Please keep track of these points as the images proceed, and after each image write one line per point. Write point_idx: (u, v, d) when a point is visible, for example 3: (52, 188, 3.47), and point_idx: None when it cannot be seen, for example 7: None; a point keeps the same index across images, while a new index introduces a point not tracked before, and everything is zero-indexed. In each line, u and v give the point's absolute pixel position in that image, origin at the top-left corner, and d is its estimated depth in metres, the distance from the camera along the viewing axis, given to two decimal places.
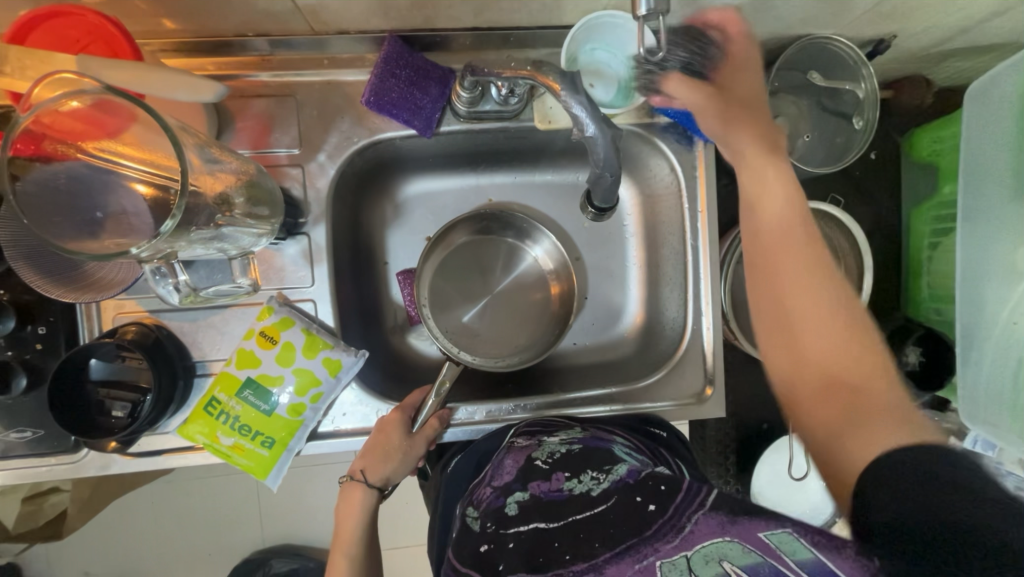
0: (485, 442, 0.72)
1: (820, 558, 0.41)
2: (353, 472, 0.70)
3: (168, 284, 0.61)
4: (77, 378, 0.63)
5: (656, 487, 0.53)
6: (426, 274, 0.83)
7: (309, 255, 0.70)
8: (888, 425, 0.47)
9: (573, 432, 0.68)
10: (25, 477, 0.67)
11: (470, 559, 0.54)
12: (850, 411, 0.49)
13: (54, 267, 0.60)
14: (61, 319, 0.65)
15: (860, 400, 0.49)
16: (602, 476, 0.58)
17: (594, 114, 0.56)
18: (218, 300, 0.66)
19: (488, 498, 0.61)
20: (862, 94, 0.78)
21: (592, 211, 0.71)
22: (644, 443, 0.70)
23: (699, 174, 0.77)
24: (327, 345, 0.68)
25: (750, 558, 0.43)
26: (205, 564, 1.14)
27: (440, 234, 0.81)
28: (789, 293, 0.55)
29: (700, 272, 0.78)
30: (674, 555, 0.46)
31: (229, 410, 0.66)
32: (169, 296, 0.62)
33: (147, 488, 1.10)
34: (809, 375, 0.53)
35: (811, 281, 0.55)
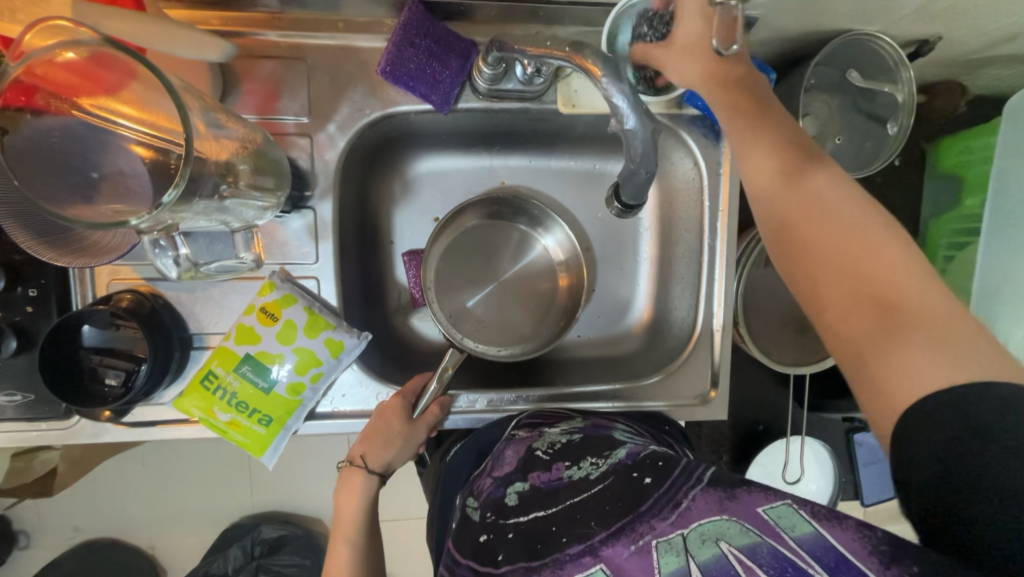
0: (488, 432, 0.71)
1: (819, 531, 0.42)
2: (353, 457, 0.68)
3: (168, 258, 0.53)
4: (71, 345, 0.61)
5: (654, 464, 0.53)
6: (433, 256, 0.80)
7: (314, 231, 0.67)
8: (946, 350, 0.39)
9: (575, 422, 0.68)
10: (13, 441, 0.65)
11: (469, 550, 0.53)
12: (900, 335, 0.40)
13: (47, 226, 0.57)
14: (53, 282, 0.63)
15: (914, 321, 0.40)
16: (600, 461, 0.57)
17: (635, 106, 0.52)
18: (220, 276, 0.61)
19: (488, 488, 0.60)
20: (900, 97, 0.74)
21: (618, 207, 0.67)
22: (648, 429, 0.70)
23: (724, 173, 0.74)
24: (329, 326, 0.66)
25: (748, 537, 0.43)
26: (194, 530, 1.14)
27: (451, 215, 0.78)
28: (819, 214, 0.46)
29: (715, 271, 0.76)
30: (670, 533, 0.46)
31: (226, 385, 0.64)
32: (166, 271, 0.55)
33: (138, 452, 1.09)
34: (854, 297, 0.43)
35: (842, 199, 0.46)
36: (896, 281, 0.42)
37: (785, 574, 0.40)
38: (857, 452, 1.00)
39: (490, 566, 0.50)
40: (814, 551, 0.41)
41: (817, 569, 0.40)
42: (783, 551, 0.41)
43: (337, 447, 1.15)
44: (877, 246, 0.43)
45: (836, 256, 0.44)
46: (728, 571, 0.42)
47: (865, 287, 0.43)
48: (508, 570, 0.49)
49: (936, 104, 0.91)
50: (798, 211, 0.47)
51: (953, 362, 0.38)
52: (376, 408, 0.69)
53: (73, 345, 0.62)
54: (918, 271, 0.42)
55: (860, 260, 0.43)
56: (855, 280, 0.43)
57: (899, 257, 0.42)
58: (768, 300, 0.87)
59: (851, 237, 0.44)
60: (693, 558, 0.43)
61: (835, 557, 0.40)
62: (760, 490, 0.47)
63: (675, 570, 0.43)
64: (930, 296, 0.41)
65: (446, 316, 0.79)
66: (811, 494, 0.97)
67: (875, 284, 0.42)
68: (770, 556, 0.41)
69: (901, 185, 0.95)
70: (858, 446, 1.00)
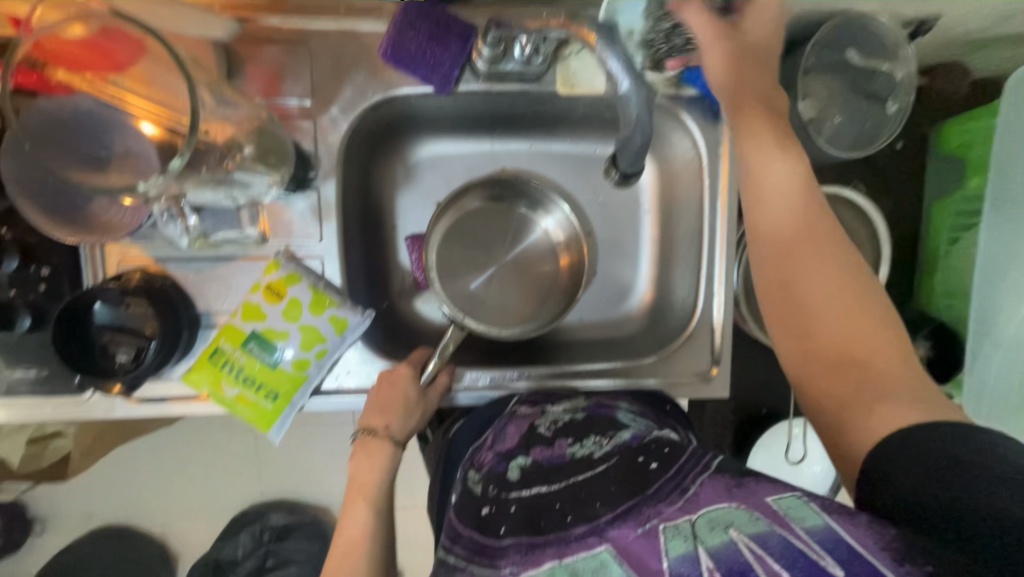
0: (495, 404, 0.72)
1: (829, 523, 0.41)
2: (376, 429, 0.66)
3: (178, 225, 0.63)
4: (85, 321, 0.64)
5: (661, 450, 0.53)
6: (436, 241, 0.81)
7: (318, 211, 0.69)
8: (908, 402, 0.45)
9: (579, 400, 0.69)
10: (29, 417, 0.67)
11: (471, 520, 0.52)
12: (863, 388, 0.47)
13: (63, 202, 0.59)
14: (67, 262, 0.65)
15: (876, 376, 0.47)
16: (603, 439, 0.58)
17: (628, 70, 0.57)
18: (226, 248, 0.68)
19: (489, 462, 0.59)
20: (899, 76, 0.75)
21: (615, 176, 0.68)
22: (649, 408, 0.71)
23: (723, 151, 0.75)
24: (333, 304, 0.68)
25: (758, 526, 0.43)
26: (203, 516, 1.16)
27: (452, 196, 0.80)
28: (811, 273, 0.51)
29: (715, 250, 0.77)
30: (678, 518, 0.46)
31: (233, 360, 0.66)
32: (179, 239, 0.65)
33: (147, 439, 1.11)
34: (830, 350, 0.49)
35: (833, 260, 0.51)
36: (865, 342, 0.48)
37: (797, 564, 0.40)
38: None
39: (493, 539, 0.49)
40: (825, 542, 0.40)
41: (830, 562, 0.39)
42: (795, 541, 0.41)
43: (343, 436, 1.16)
44: (852, 306, 0.49)
45: (818, 312, 0.50)
46: (738, 560, 0.41)
47: (840, 343, 0.49)
48: (513, 545, 0.48)
49: (938, 86, 0.91)
50: (793, 267, 0.51)
51: (913, 408, 0.45)
52: (384, 380, 0.69)
53: (85, 321, 0.64)
54: (883, 331, 0.49)
55: (839, 317, 0.49)
56: (831, 337, 0.49)
57: (870, 319, 0.49)
58: None
59: (833, 295, 0.50)
60: (702, 544, 0.43)
61: (846, 550, 0.39)
62: (768, 481, 0.47)
63: (683, 554, 0.43)
64: (891, 354, 0.48)
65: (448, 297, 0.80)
66: (815, 477, 0.97)
67: (847, 341, 0.49)
68: (781, 546, 0.41)
69: (907, 168, 0.94)
70: None
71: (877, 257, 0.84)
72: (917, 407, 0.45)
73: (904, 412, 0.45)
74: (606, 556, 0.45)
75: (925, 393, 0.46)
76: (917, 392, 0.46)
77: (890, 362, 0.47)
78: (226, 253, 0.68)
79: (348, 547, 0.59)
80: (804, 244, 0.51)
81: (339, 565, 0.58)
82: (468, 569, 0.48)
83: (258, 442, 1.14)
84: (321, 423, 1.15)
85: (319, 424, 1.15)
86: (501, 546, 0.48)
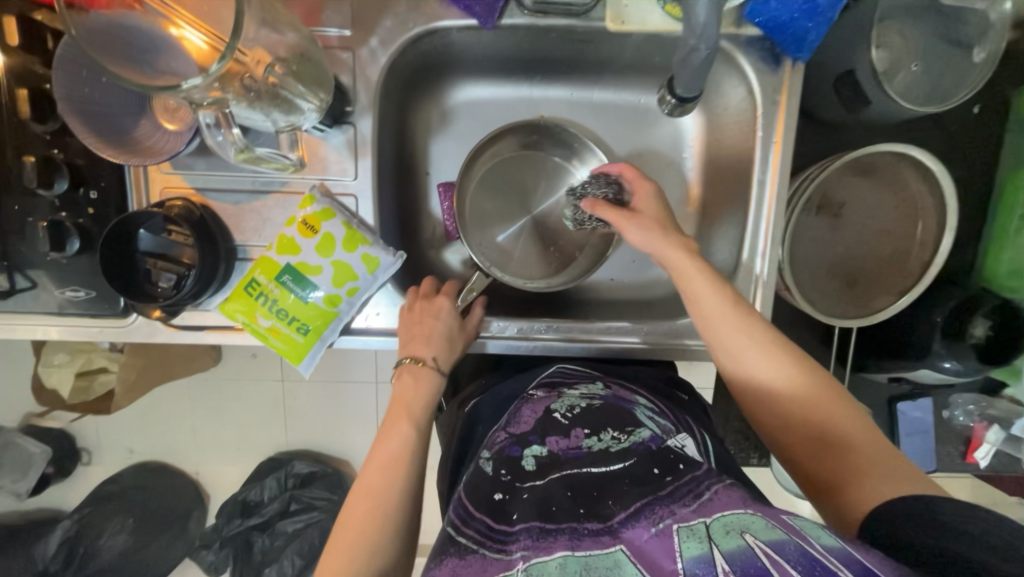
0: (517, 381, 0.71)
1: (846, 547, 0.41)
2: (424, 359, 0.66)
3: (221, 135, 0.57)
4: (128, 245, 0.65)
5: (675, 463, 0.51)
6: (468, 190, 0.80)
7: (354, 147, 0.68)
8: (885, 476, 0.50)
9: (595, 388, 0.64)
10: (78, 337, 0.70)
11: (483, 505, 0.51)
12: (843, 465, 0.52)
13: (107, 126, 0.61)
14: (112, 187, 0.67)
15: (851, 452, 0.52)
16: (621, 435, 0.55)
17: None
18: (263, 163, 0.64)
19: (501, 442, 0.57)
20: (993, 17, 0.68)
21: (673, 100, 0.69)
22: (670, 407, 0.67)
23: (782, 99, 0.68)
24: (366, 242, 0.68)
25: (775, 534, 0.41)
26: (233, 457, 1.21)
27: (487, 140, 0.77)
28: (773, 367, 0.57)
29: (763, 207, 0.71)
30: (692, 520, 0.44)
31: (268, 293, 0.67)
32: (223, 150, 0.59)
33: (184, 381, 1.16)
34: (805, 434, 0.55)
35: (788, 353, 0.57)
36: (828, 418, 0.54)
37: (814, 573, 0.38)
38: (900, 422, 0.93)
39: (504, 527, 0.48)
40: (841, 558, 0.40)
41: (846, 573, 0.38)
42: (812, 552, 0.40)
43: (367, 393, 1.18)
44: (812, 388, 0.56)
45: (784, 400, 0.56)
46: (754, 563, 0.39)
47: (812, 424, 0.55)
48: (524, 531, 0.46)
49: None
50: (756, 364, 0.57)
51: (893, 479, 0.49)
52: (426, 311, 0.70)
53: (129, 245, 0.65)
54: (848, 408, 0.55)
55: (806, 400, 0.55)
56: (803, 421, 0.55)
57: (831, 396, 0.55)
58: (814, 250, 0.83)
59: (793, 383, 0.56)
60: (717, 547, 0.41)
61: (862, 567, 0.39)
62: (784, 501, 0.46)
63: (698, 556, 0.41)
64: (859, 427, 0.53)
65: (476, 248, 0.78)
66: None
67: (818, 422, 0.55)
68: (798, 554, 0.40)
69: (984, 135, 0.85)
70: (903, 416, 0.93)
71: (941, 227, 0.76)
72: (893, 478, 0.49)
73: (882, 486, 0.49)
74: (620, 555, 0.43)
75: (895, 463, 0.51)
76: (889, 464, 0.51)
77: (859, 435, 0.53)
78: (265, 182, 0.68)
79: (384, 466, 0.57)
80: (759, 341, 0.58)
81: (377, 482, 0.56)
82: (478, 552, 0.47)
83: (286, 390, 1.17)
84: (347, 379, 1.17)
85: (345, 379, 1.17)
86: (511, 531, 0.47)
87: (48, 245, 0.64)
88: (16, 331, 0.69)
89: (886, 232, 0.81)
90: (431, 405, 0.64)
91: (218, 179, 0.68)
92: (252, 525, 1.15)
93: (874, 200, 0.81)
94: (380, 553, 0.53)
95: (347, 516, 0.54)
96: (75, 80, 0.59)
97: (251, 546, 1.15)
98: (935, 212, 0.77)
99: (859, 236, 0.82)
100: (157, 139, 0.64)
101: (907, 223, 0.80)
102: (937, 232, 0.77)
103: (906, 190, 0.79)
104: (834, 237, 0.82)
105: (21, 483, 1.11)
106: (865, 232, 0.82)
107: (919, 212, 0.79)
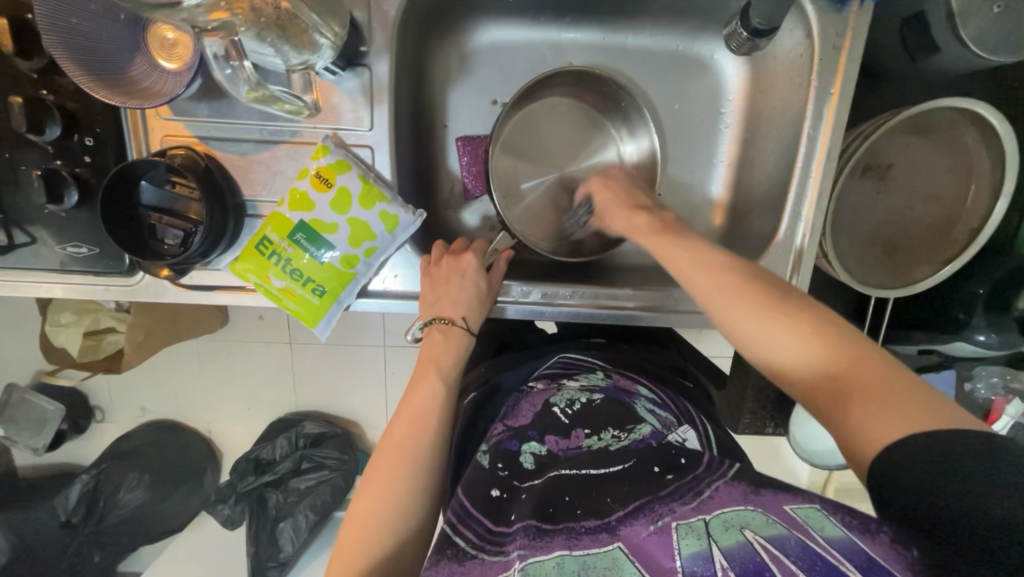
0: (518, 372, 0.67)
1: (851, 537, 0.38)
2: (453, 319, 0.64)
3: (231, 68, 0.52)
4: (132, 198, 0.61)
5: (676, 459, 0.48)
6: (505, 128, 0.74)
7: (369, 92, 0.63)
8: (898, 415, 0.39)
9: (595, 378, 0.61)
10: (82, 295, 0.67)
11: (480, 503, 0.48)
12: (850, 406, 0.41)
13: (102, 65, 0.56)
14: (109, 133, 0.61)
15: (861, 387, 0.41)
16: (621, 434, 0.52)
17: None
18: (278, 103, 0.59)
19: (499, 434, 0.54)
20: None
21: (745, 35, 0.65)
22: (671, 394, 0.64)
23: (843, 45, 0.63)
24: (384, 199, 0.64)
25: (776, 529, 0.39)
26: (245, 417, 1.21)
27: (528, 87, 0.70)
28: (752, 307, 0.47)
29: (811, 166, 0.66)
30: (692, 517, 0.42)
31: (281, 252, 0.63)
32: (234, 89, 0.54)
33: (193, 342, 1.15)
34: (805, 373, 0.44)
35: (758, 289, 0.48)
36: (827, 355, 0.43)
37: (815, 569, 0.36)
38: None
39: (502, 529, 0.45)
40: (844, 551, 0.37)
41: (849, 567, 0.35)
42: (813, 546, 0.37)
43: (376, 357, 1.16)
44: (804, 320, 0.45)
45: (771, 343, 0.46)
46: (754, 559, 0.37)
47: (810, 361, 0.44)
48: (519, 531, 0.44)
49: None
50: (731, 309, 0.49)
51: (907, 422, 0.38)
52: (452, 269, 0.66)
53: (131, 200, 0.61)
54: (850, 337, 0.44)
55: (796, 336, 0.45)
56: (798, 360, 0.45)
57: (823, 330, 0.45)
58: (854, 215, 0.77)
59: (778, 320, 0.46)
60: (716, 543, 0.39)
61: (867, 560, 0.36)
62: (785, 493, 0.43)
63: (696, 553, 0.39)
64: (869, 357, 0.42)
65: (496, 187, 0.73)
66: None
67: (816, 359, 0.44)
68: (799, 550, 0.37)
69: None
70: None
71: (996, 191, 0.71)
72: (914, 415, 0.38)
73: (898, 425, 0.39)
74: (618, 554, 0.40)
75: (919, 395, 0.40)
76: (909, 397, 0.40)
77: (869, 367, 0.42)
78: (273, 132, 0.63)
79: (413, 417, 0.56)
80: (733, 283, 0.49)
81: (406, 432, 0.55)
82: (477, 557, 0.43)
83: (295, 353, 1.16)
84: (356, 342, 1.15)
85: (354, 343, 1.15)
86: (509, 533, 0.44)
87: (44, 197, 0.59)
88: (20, 288, 0.66)
89: (934, 196, 0.75)
90: (461, 364, 0.62)
91: (224, 127, 0.63)
92: (266, 481, 1.15)
93: (929, 160, 0.74)
94: (406, 505, 0.52)
95: (374, 466, 0.54)
96: (64, 9, 0.54)
97: (265, 502, 1.15)
98: (990, 176, 0.71)
99: (906, 200, 0.76)
100: (153, 78, 0.58)
101: (959, 187, 0.74)
102: (989, 200, 0.72)
103: (962, 150, 0.73)
104: (878, 203, 0.77)
105: (38, 438, 1.11)
106: (912, 194, 0.76)
107: (973, 177, 0.73)
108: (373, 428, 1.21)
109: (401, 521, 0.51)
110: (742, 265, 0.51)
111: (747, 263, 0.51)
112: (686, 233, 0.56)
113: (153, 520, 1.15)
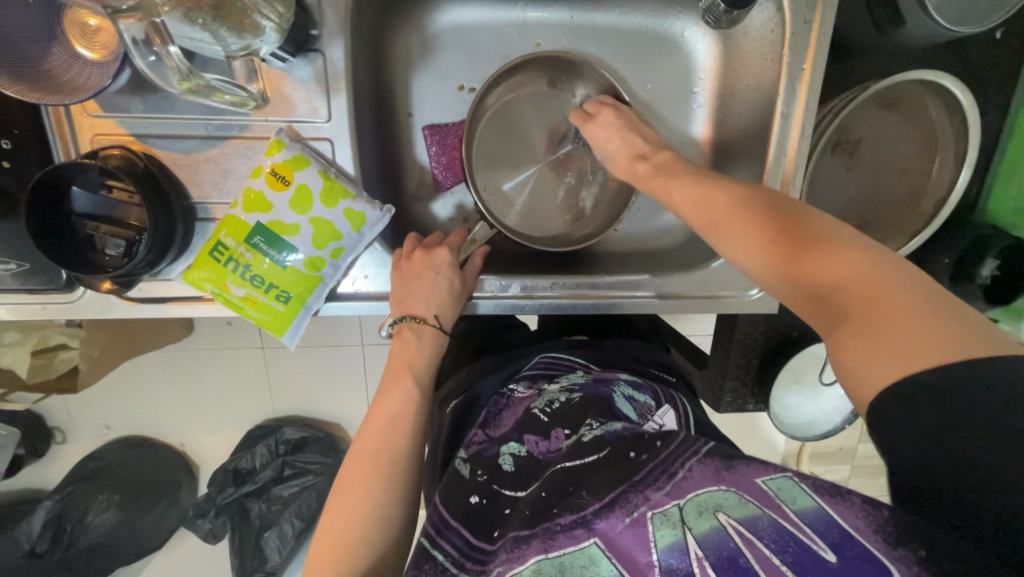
0: (493, 379, 0.65)
1: (823, 507, 0.38)
2: (425, 319, 0.60)
3: (154, 57, 0.47)
4: (62, 207, 0.55)
5: (651, 445, 0.46)
6: (480, 126, 0.71)
7: (323, 80, 0.58)
8: (919, 337, 0.37)
9: (575, 378, 0.60)
10: (18, 313, 0.61)
11: (460, 513, 0.46)
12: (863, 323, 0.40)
13: (10, 55, 0.50)
14: (30, 134, 0.55)
15: (875, 314, 0.39)
16: (597, 425, 0.50)
17: None
18: (219, 94, 0.53)
19: (479, 442, 0.53)
20: None
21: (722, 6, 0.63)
22: (657, 383, 0.64)
23: (813, 17, 0.62)
24: (348, 195, 0.60)
25: (749, 510, 0.38)
26: (219, 428, 1.15)
27: (501, 73, 0.67)
28: (755, 239, 0.46)
29: (786, 140, 0.65)
30: (666, 504, 0.41)
31: (239, 258, 0.58)
32: (165, 82, 0.49)
33: (155, 354, 1.08)
34: (815, 302, 0.43)
35: (774, 214, 0.46)
36: (853, 277, 0.41)
37: (788, 550, 0.36)
38: None
39: (485, 545, 0.44)
40: (816, 526, 0.36)
41: (822, 546, 0.35)
42: (785, 525, 0.37)
43: (353, 357, 1.12)
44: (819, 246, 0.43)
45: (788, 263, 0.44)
46: (727, 546, 0.37)
47: (813, 288, 0.43)
48: (502, 545, 0.42)
49: None
50: (739, 247, 0.47)
51: (920, 347, 0.37)
52: (425, 264, 0.62)
53: (61, 209, 0.55)
54: (863, 252, 0.42)
55: (802, 260, 0.43)
56: (811, 288, 0.43)
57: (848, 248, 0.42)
58: (828, 192, 0.76)
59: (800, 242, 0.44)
60: (690, 530, 0.38)
61: (839, 533, 0.36)
62: (759, 462, 0.43)
63: (672, 544, 0.38)
64: (875, 275, 0.40)
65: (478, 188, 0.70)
66: (838, 399, 0.89)
67: (827, 285, 0.42)
68: (772, 530, 0.37)
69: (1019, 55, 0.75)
70: None
71: (960, 162, 0.72)
72: (919, 343, 0.37)
73: (890, 349, 0.38)
74: (594, 550, 0.39)
75: (943, 325, 0.37)
76: (926, 328, 0.37)
77: (885, 293, 0.40)
78: (220, 127, 0.58)
79: (386, 423, 0.54)
80: (736, 215, 0.47)
81: (379, 438, 0.53)
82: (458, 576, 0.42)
83: (266, 359, 1.10)
84: (330, 342, 1.10)
85: (329, 342, 1.10)
86: (491, 551, 0.43)
87: None
88: None
89: (903, 168, 0.75)
90: (433, 363, 0.60)
91: (164, 124, 0.58)
92: (246, 492, 1.10)
93: (895, 135, 0.74)
94: (385, 515, 0.49)
95: (344, 477, 0.51)
96: None
97: (248, 513, 1.11)
98: (954, 144, 0.72)
99: (878, 175, 0.76)
100: (76, 71, 0.52)
101: (926, 158, 0.75)
102: (953, 168, 0.73)
103: (927, 122, 0.73)
104: (848, 178, 0.76)
105: None
106: (883, 168, 0.76)
107: (938, 147, 0.74)
108: (355, 428, 1.17)
109: (379, 530, 0.49)
110: (753, 194, 0.48)
111: (751, 190, 0.48)
112: (700, 169, 0.53)
113: (125, 543, 1.09)
